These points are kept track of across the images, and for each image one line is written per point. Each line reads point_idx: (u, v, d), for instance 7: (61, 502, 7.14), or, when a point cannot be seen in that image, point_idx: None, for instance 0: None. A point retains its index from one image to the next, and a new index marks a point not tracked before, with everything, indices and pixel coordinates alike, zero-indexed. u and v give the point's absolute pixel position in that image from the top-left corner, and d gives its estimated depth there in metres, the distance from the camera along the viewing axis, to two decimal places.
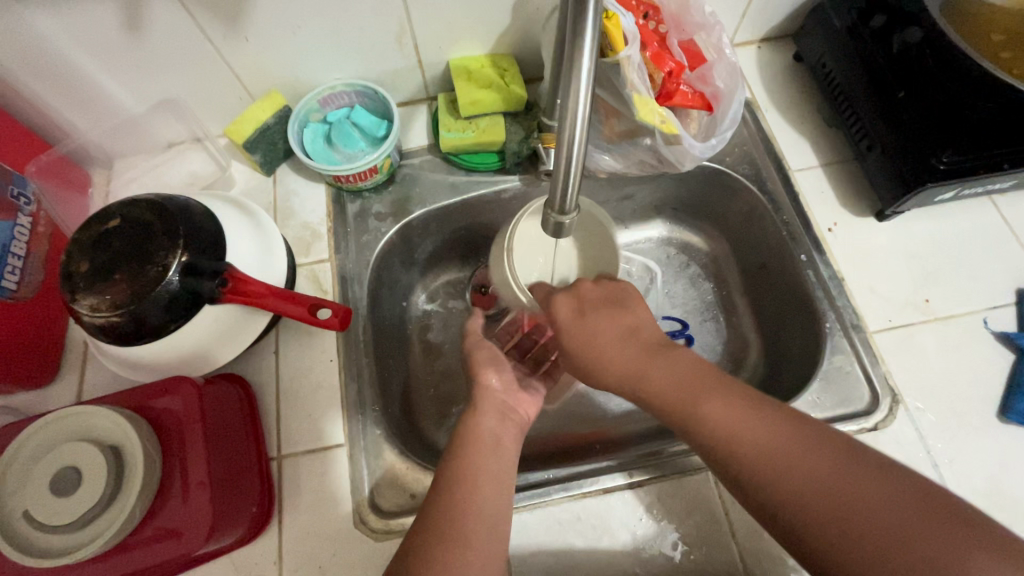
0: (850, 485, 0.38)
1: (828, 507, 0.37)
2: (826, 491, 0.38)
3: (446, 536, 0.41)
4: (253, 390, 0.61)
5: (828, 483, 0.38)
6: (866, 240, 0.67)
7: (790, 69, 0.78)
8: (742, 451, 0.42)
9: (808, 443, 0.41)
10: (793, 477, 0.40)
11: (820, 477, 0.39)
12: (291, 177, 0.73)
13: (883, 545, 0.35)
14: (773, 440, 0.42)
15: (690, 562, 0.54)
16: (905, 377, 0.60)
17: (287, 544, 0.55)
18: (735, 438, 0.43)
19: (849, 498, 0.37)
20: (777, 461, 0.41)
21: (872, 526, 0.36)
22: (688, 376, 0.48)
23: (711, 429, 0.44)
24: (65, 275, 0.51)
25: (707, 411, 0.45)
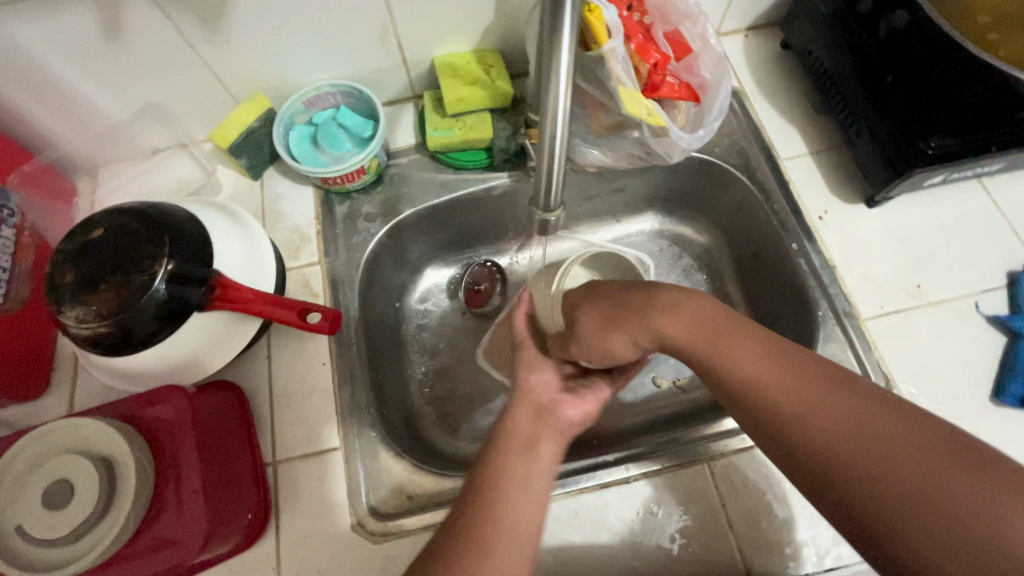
0: (854, 424, 0.36)
1: (849, 450, 0.35)
2: (845, 432, 0.36)
3: None
4: (245, 395, 0.60)
5: (842, 422, 0.36)
6: (857, 226, 0.67)
7: (777, 57, 0.78)
8: (760, 396, 0.40)
9: (828, 381, 0.39)
10: (813, 420, 0.38)
11: (841, 423, 0.37)
12: (279, 180, 0.72)
13: (903, 484, 0.33)
14: (786, 383, 0.40)
15: (689, 554, 0.54)
16: (899, 363, 0.60)
17: (285, 549, 0.55)
18: (752, 382, 0.41)
19: (854, 438, 0.35)
20: (795, 402, 0.39)
21: (888, 464, 0.34)
22: (706, 321, 0.45)
23: (723, 376, 0.43)
24: (50, 287, 0.50)
25: (727, 360, 0.43)
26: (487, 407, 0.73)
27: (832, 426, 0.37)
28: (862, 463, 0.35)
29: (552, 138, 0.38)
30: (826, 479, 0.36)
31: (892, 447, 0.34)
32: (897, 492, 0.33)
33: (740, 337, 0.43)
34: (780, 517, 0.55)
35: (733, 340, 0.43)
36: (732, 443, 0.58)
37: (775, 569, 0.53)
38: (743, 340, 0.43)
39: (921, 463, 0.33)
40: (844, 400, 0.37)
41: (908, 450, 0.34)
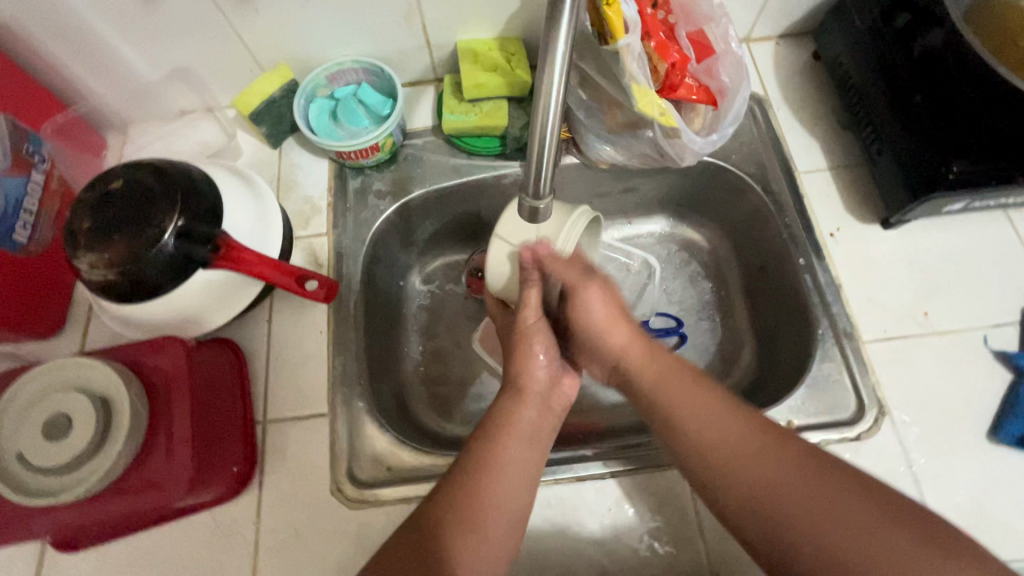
0: (804, 484, 0.41)
1: (792, 504, 0.41)
2: (787, 489, 0.42)
3: (461, 526, 0.43)
4: (243, 354, 0.62)
5: (789, 480, 0.42)
6: (869, 247, 0.65)
7: (807, 67, 0.76)
8: (719, 453, 0.45)
9: (776, 445, 0.44)
10: (765, 479, 0.43)
11: (789, 478, 0.42)
12: (296, 150, 0.74)
13: (842, 544, 0.39)
14: (738, 444, 0.45)
15: (656, 555, 0.54)
16: (895, 389, 0.59)
17: (266, 505, 0.57)
18: (705, 441, 0.46)
19: (805, 496, 0.41)
20: (743, 459, 0.44)
21: (832, 524, 0.39)
22: (676, 379, 0.49)
23: (675, 431, 0.47)
24: (69, 233, 0.53)
25: (681, 419, 0.47)
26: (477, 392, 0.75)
27: (774, 483, 0.42)
28: (814, 517, 0.40)
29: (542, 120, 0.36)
30: (769, 529, 0.41)
31: (827, 502, 0.40)
32: (846, 552, 0.39)
33: (691, 396, 0.48)
34: None
35: (697, 399, 0.48)
36: None
37: None
38: (698, 395, 0.48)
39: (852, 516, 0.40)
40: (790, 465, 0.43)
41: (837, 501, 0.40)
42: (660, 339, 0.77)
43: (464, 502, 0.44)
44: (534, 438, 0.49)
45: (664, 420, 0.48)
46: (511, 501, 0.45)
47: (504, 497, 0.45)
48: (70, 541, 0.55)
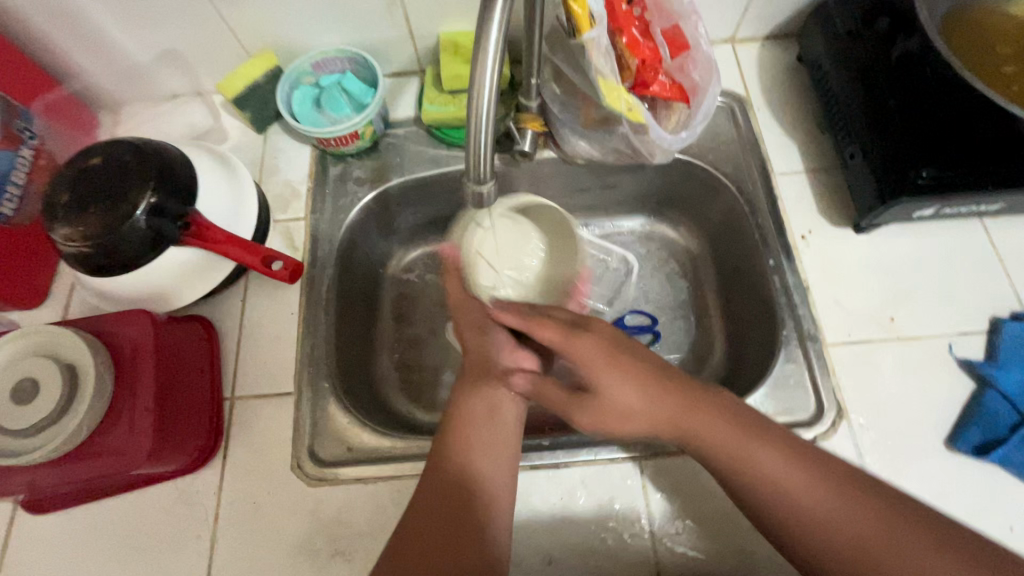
0: (877, 531, 0.41)
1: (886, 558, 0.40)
2: (872, 541, 0.41)
3: (452, 509, 0.46)
4: (214, 330, 0.64)
5: (864, 529, 0.41)
6: (839, 250, 0.65)
7: (791, 69, 0.75)
8: (782, 500, 0.43)
9: (839, 482, 0.43)
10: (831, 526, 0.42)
11: (803, 492, 0.43)
12: (281, 136, 0.75)
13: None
14: (799, 486, 0.43)
15: (605, 546, 0.55)
16: (855, 393, 0.58)
17: (228, 477, 0.58)
18: (779, 489, 0.43)
19: (882, 546, 0.40)
20: (801, 507, 0.43)
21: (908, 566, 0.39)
22: (735, 430, 0.46)
23: (742, 478, 0.45)
24: (47, 206, 0.55)
25: (748, 465, 0.45)
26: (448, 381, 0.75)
27: (860, 534, 0.41)
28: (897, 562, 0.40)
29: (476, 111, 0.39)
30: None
31: (906, 548, 0.40)
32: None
33: (753, 437, 0.45)
34: (703, 525, 0.55)
35: (693, 416, 0.47)
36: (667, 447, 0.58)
37: (690, 574, 0.53)
38: (764, 442, 0.45)
39: (857, 518, 0.41)
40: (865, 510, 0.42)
41: (916, 547, 0.40)
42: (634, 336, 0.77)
43: (443, 489, 0.47)
44: (501, 422, 0.51)
45: (730, 466, 0.45)
46: (492, 476, 0.48)
47: (483, 474, 0.48)
48: (39, 503, 0.57)
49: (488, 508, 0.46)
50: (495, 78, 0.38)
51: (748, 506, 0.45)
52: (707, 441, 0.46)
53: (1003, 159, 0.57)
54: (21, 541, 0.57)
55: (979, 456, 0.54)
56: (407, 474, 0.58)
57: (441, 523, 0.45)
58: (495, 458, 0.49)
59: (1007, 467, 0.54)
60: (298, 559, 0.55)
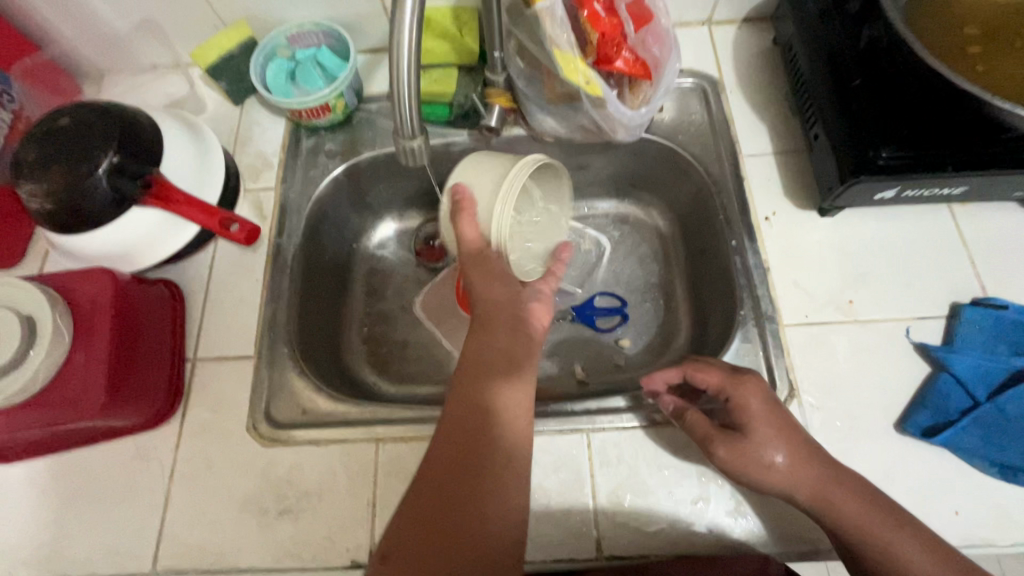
0: None
1: None
2: None
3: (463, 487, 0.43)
4: (179, 293, 0.65)
5: None
6: (803, 232, 0.65)
7: (767, 52, 0.75)
8: None
9: None
10: None
11: (868, 517, 0.47)
12: (256, 108, 0.77)
13: None
14: None
15: (544, 515, 0.55)
16: (807, 373, 0.58)
17: (184, 434, 0.60)
18: (891, 551, 0.46)
19: None
20: None
21: None
22: (866, 499, 0.48)
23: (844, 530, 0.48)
24: (14, 163, 0.57)
25: (888, 540, 0.46)
26: (413, 354, 0.76)
27: None
28: None
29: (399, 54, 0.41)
30: None
31: None
32: None
33: (861, 497, 0.48)
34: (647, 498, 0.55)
35: (776, 437, 0.51)
36: (615, 421, 0.58)
37: (629, 546, 0.54)
38: (860, 501, 0.48)
39: None
40: None
41: None
42: (602, 317, 0.77)
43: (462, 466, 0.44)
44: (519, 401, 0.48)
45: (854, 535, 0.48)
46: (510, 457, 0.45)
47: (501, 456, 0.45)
48: (1, 453, 0.59)
49: (493, 509, 0.42)
50: (416, 28, 0.42)
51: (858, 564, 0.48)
52: (842, 510, 0.48)
53: (961, 140, 0.56)
54: None
55: (926, 438, 0.54)
56: (358, 438, 0.59)
57: (435, 497, 0.43)
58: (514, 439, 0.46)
59: (954, 452, 0.53)
60: (246, 516, 0.57)
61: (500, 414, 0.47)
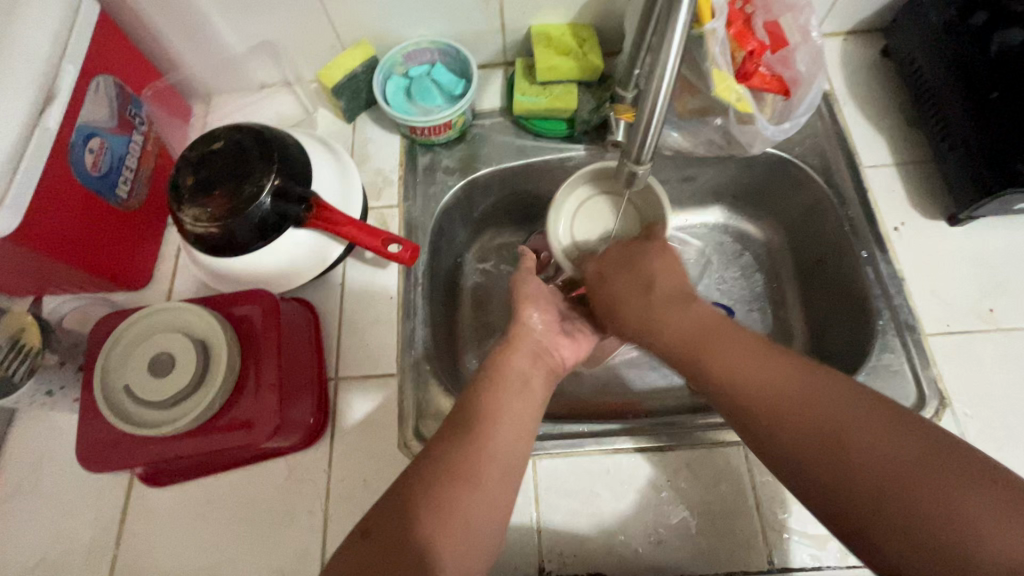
0: (881, 451, 0.37)
1: (848, 452, 0.38)
2: (801, 431, 0.40)
3: (450, 474, 0.45)
4: (318, 313, 0.66)
5: (885, 456, 0.37)
6: (934, 241, 0.66)
7: (875, 63, 0.76)
8: (762, 400, 0.43)
9: (859, 402, 0.40)
10: (848, 451, 0.38)
11: (721, 341, 0.47)
12: (369, 126, 0.77)
13: (940, 504, 0.34)
14: (785, 390, 0.42)
15: (710, 532, 0.55)
16: (957, 383, 0.59)
17: (336, 454, 0.60)
18: (734, 370, 0.45)
19: (871, 461, 0.37)
20: (797, 416, 0.41)
21: (885, 461, 0.36)
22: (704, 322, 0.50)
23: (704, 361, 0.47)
24: (174, 187, 0.57)
25: (711, 353, 0.47)
26: None
27: (795, 418, 0.41)
28: (868, 473, 0.37)
29: (650, 114, 0.45)
30: (808, 471, 0.39)
31: (856, 447, 0.38)
32: (923, 520, 0.34)
33: (734, 338, 0.47)
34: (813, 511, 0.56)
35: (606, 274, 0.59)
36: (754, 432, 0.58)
37: (800, 558, 0.54)
38: (730, 341, 0.47)
39: (795, 395, 0.42)
40: (900, 436, 0.37)
41: (894, 450, 0.37)
42: None
43: (450, 451, 0.47)
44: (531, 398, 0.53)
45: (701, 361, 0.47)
46: (504, 461, 0.47)
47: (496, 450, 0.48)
48: (157, 477, 0.59)
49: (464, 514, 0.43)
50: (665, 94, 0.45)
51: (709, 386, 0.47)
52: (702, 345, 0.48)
53: None
54: (138, 513, 0.58)
55: None
56: None
57: (399, 506, 0.43)
58: (522, 426, 0.50)
59: None
60: None
61: (499, 435, 0.49)
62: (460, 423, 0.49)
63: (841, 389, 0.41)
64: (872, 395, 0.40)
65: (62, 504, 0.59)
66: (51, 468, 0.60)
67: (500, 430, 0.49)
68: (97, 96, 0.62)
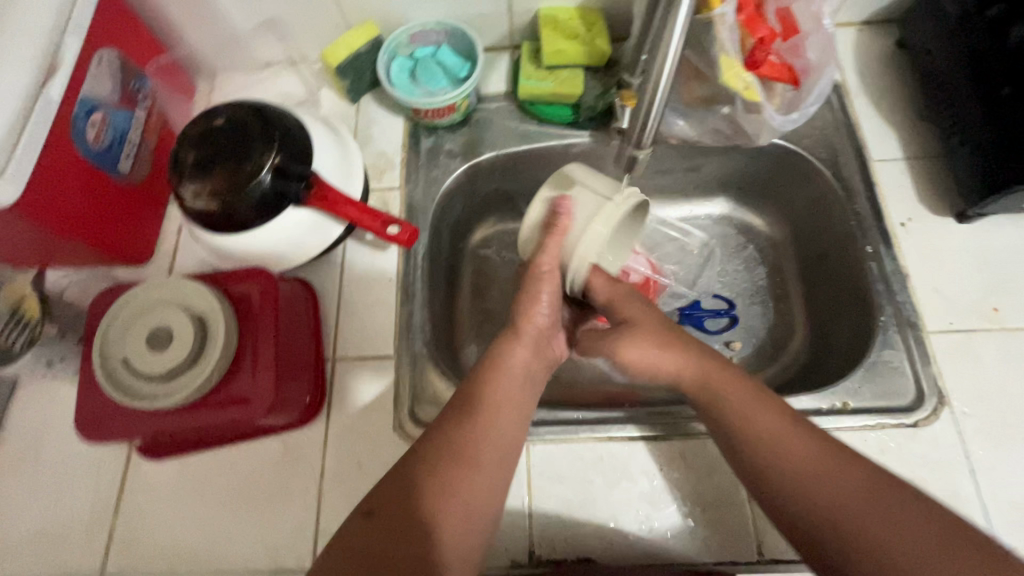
0: (909, 538, 0.42)
1: (877, 535, 0.42)
2: (836, 512, 0.44)
3: (449, 458, 0.47)
4: (316, 293, 0.66)
5: (911, 544, 0.41)
6: (941, 238, 0.65)
7: (889, 55, 0.74)
8: (798, 475, 0.46)
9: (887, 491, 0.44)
10: (878, 536, 0.42)
11: (757, 410, 0.50)
12: (373, 107, 0.76)
13: None
14: (820, 471, 0.46)
15: (701, 521, 0.55)
16: (957, 381, 0.58)
17: (331, 433, 0.60)
18: (771, 443, 0.48)
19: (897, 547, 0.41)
20: (831, 497, 0.45)
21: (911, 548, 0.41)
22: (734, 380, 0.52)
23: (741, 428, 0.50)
24: (175, 163, 0.57)
25: (749, 421, 0.50)
26: None
27: (828, 498, 0.45)
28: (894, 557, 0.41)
29: (654, 92, 0.55)
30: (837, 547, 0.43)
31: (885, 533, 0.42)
32: None
33: (769, 407, 0.50)
34: None
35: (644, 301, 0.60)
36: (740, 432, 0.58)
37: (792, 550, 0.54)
38: (767, 409, 0.50)
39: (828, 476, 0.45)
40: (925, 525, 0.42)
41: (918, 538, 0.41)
42: (711, 319, 0.77)
43: (447, 435, 0.48)
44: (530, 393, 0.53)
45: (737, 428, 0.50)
46: (499, 448, 0.49)
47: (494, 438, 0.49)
48: (154, 449, 0.60)
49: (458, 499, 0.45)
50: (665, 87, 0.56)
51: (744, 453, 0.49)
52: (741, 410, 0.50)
53: None
54: (135, 487, 0.59)
55: None
56: None
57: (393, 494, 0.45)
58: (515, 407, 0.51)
59: None
60: None
61: (500, 423, 0.50)
62: (461, 410, 0.50)
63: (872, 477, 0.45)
64: (893, 481, 0.45)
65: (62, 474, 0.60)
66: (51, 438, 0.61)
67: (497, 415, 0.50)
68: (101, 69, 0.62)
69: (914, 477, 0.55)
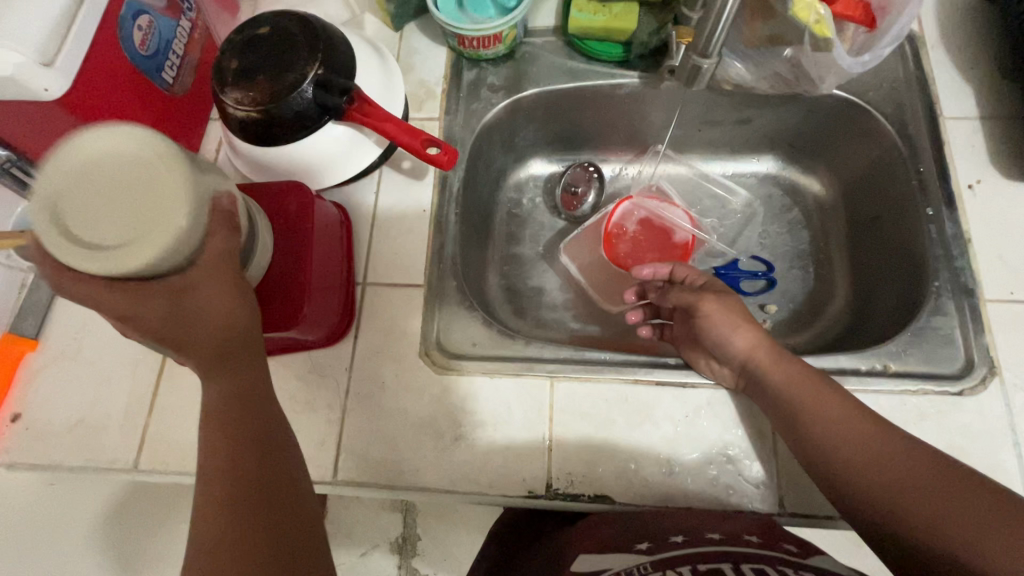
0: (947, 504, 0.42)
1: (917, 505, 0.43)
2: (876, 481, 0.46)
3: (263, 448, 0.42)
4: (350, 218, 0.66)
5: (948, 511, 0.42)
6: (1011, 205, 0.60)
7: (973, 6, 0.68)
8: (837, 449, 0.48)
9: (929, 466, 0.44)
10: (915, 506, 0.43)
11: (802, 390, 0.51)
12: (416, 35, 0.74)
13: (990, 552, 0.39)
14: (858, 445, 0.47)
15: (726, 473, 0.54)
16: (1011, 353, 0.55)
17: (357, 355, 0.61)
18: (813, 419, 0.50)
19: (937, 513, 0.42)
20: (872, 470, 0.46)
21: (950, 516, 0.42)
22: (778, 359, 0.53)
23: (785, 405, 0.51)
24: (218, 70, 0.57)
25: (791, 402, 0.51)
26: (554, 301, 0.75)
27: (866, 471, 0.46)
28: (933, 523, 0.42)
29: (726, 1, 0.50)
30: (879, 514, 0.45)
31: (923, 503, 0.43)
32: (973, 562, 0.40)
33: (813, 388, 0.51)
34: None
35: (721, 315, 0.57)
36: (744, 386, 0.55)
37: (814, 504, 0.53)
38: (812, 389, 0.51)
39: (869, 452, 0.47)
40: (966, 496, 0.42)
41: (958, 506, 0.42)
42: (747, 280, 0.74)
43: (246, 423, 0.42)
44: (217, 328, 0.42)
45: (780, 406, 0.52)
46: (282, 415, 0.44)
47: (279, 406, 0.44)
48: None
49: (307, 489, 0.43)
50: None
51: (788, 429, 0.51)
52: (784, 389, 0.52)
53: None
54: (167, 389, 0.61)
55: None
56: (534, 374, 0.59)
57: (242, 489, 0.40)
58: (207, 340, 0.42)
59: None
60: (421, 438, 0.58)
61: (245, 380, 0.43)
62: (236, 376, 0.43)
63: (916, 452, 0.46)
64: (935, 458, 0.45)
65: (99, 371, 0.62)
66: (91, 338, 0.63)
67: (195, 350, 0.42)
68: None
69: (953, 445, 0.53)
